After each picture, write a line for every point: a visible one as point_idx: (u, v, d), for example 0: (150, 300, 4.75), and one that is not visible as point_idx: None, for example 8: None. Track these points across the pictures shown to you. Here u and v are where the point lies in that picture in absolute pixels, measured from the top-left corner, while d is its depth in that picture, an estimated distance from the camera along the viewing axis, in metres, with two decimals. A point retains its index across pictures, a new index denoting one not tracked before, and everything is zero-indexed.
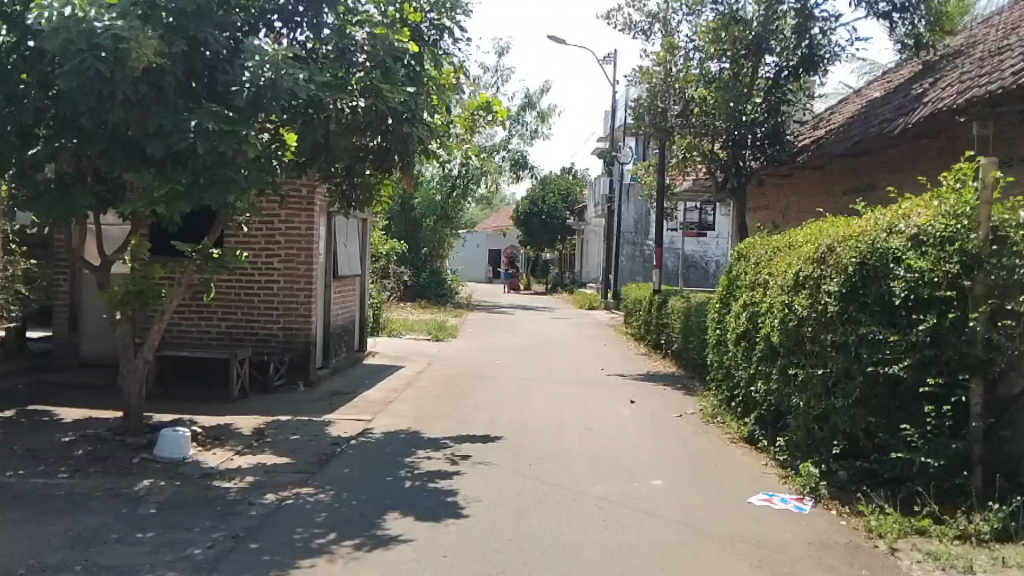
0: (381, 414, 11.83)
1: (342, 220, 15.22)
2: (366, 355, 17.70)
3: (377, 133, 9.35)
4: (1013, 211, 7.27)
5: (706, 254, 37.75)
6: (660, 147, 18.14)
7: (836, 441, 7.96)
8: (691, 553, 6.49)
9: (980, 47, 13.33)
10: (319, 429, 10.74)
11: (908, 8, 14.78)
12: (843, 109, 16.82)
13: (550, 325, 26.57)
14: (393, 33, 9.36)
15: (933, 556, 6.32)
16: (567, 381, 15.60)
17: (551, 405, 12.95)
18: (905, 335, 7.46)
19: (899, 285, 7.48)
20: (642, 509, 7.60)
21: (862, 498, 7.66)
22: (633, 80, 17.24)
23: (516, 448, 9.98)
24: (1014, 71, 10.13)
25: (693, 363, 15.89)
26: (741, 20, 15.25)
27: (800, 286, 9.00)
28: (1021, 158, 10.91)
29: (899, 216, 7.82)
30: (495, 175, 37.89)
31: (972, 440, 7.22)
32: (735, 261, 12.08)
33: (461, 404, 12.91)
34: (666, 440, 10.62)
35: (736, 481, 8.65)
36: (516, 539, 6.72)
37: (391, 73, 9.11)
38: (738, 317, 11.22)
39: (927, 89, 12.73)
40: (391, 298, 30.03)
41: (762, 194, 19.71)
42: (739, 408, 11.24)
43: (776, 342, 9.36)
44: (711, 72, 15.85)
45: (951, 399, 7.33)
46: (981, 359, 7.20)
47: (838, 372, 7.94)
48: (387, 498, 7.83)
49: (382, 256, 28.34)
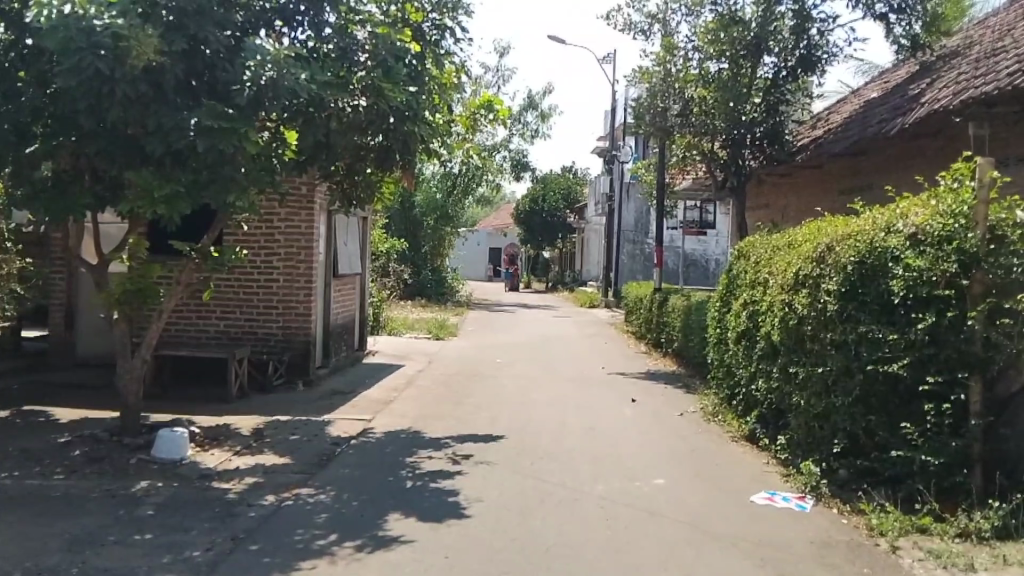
0: (381, 414, 11.85)
1: (342, 218, 15.22)
2: (366, 354, 17.72)
3: (378, 133, 9.36)
4: (1010, 210, 7.31)
5: (706, 253, 37.73)
6: (660, 147, 18.16)
7: (836, 440, 7.95)
8: (692, 552, 6.50)
9: (976, 48, 13.35)
10: (319, 429, 10.75)
11: (905, 9, 14.85)
12: (842, 109, 16.81)
13: (549, 324, 26.57)
14: (395, 33, 9.36)
15: (934, 555, 6.33)
16: (567, 380, 15.62)
17: (551, 404, 12.96)
18: (904, 335, 7.47)
19: (898, 284, 7.48)
20: (643, 508, 7.61)
21: (862, 496, 7.66)
22: (633, 80, 17.18)
23: (515, 448, 9.99)
24: (1010, 72, 10.14)
25: (693, 362, 15.90)
26: (740, 21, 15.27)
27: (800, 285, 9.00)
28: (1017, 158, 10.93)
29: (897, 216, 7.83)
30: (495, 175, 37.91)
31: (972, 438, 7.22)
32: (735, 261, 12.09)
33: (461, 404, 12.93)
34: (667, 439, 10.63)
35: (735, 479, 8.67)
36: (517, 539, 6.73)
37: (392, 72, 9.10)
38: (738, 316, 11.24)
39: (926, 89, 12.73)
40: (391, 298, 30.00)
41: (761, 193, 19.73)
42: (739, 406, 11.27)
43: (777, 341, 9.36)
44: (711, 72, 15.84)
45: (950, 397, 7.33)
46: (981, 358, 7.23)
47: (838, 370, 7.94)
48: (388, 498, 7.84)
49: (382, 256, 28.36)
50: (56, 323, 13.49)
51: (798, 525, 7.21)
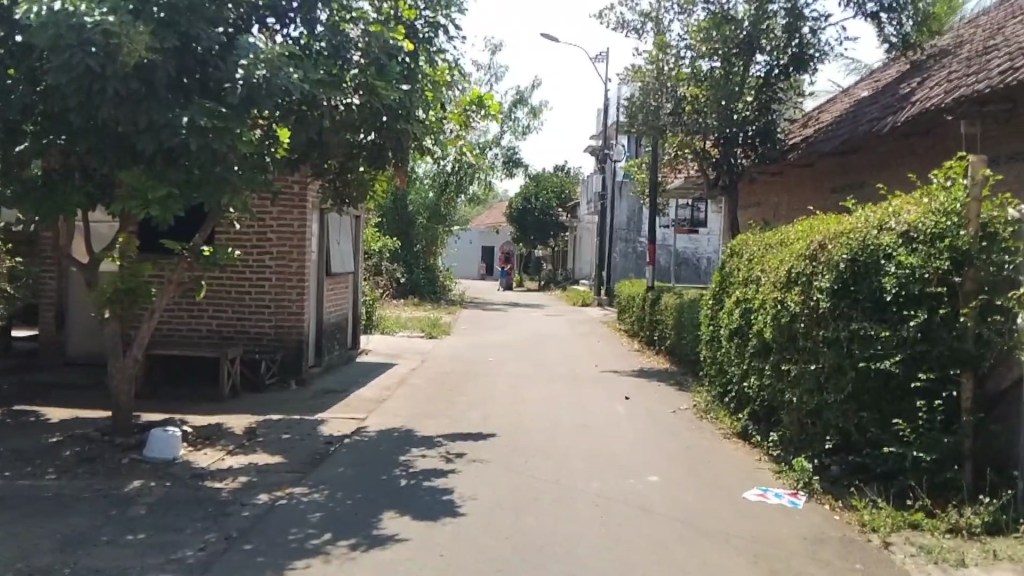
0: (374, 413, 11.84)
1: (335, 217, 15.19)
2: (359, 353, 17.70)
3: (371, 130, 9.36)
4: (1002, 208, 7.34)
5: (699, 251, 37.76)
6: (652, 145, 18.16)
7: (829, 436, 7.98)
8: (685, 550, 6.51)
9: (966, 47, 13.37)
10: (312, 428, 10.73)
11: (896, 8, 14.89)
12: (831, 109, 16.83)
13: (542, 323, 26.58)
14: (388, 31, 9.39)
15: (926, 550, 6.35)
16: (559, 378, 15.63)
17: (545, 402, 12.97)
18: (896, 332, 7.50)
19: (891, 282, 7.51)
20: (636, 505, 7.62)
21: (854, 492, 7.67)
22: (625, 79, 17.16)
23: (509, 446, 9.98)
24: (1001, 71, 10.16)
25: (686, 360, 15.93)
26: (733, 19, 15.27)
27: (792, 282, 9.01)
28: (1007, 156, 10.97)
29: (889, 214, 7.85)
30: (488, 174, 37.88)
31: (962, 435, 7.26)
32: (727, 259, 12.12)
33: (455, 402, 12.94)
34: (660, 436, 10.65)
35: (729, 476, 8.69)
36: (511, 537, 6.73)
37: (386, 70, 9.15)
38: (730, 314, 11.25)
39: (917, 88, 12.77)
40: (383, 297, 29.94)
41: (753, 192, 19.78)
42: (731, 404, 11.31)
43: (769, 338, 9.38)
44: (703, 71, 15.79)
45: (942, 394, 7.37)
46: (972, 355, 7.26)
47: (831, 367, 7.96)
48: (381, 497, 7.83)
49: (373, 255, 28.31)
50: (47, 323, 13.44)
51: (792, 521, 7.22)
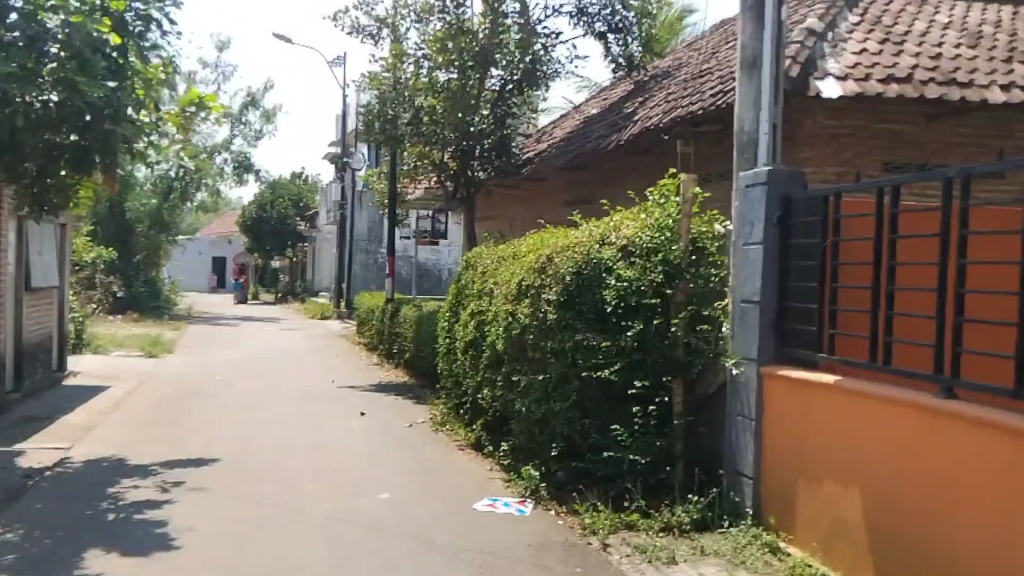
0: (83, 441, 10.66)
1: (36, 225, 13.62)
2: (68, 374, 16.02)
3: (74, 129, 8.41)
4: (710, 224, 7.82)
5: (435, 264, 38.01)
6: (391, 154, 17.98)
7: (555, 443, 8.11)
8: (415, 567, 6.26)
9: (685, 69, 14.34)
10: (6, 461, 9.44)
11: (623, 29, 15.75)
12: (564, 124, 17.47)
13: (278, 338, 25.54)
14: (92, 22, 8.44)
15: (640, 550, 6.54)
16: (295, 394, 14.96)
17: (279, 421, 12.32)
18: (615, 341, 7.74)
19: (610, 293, 7.74)
20: (368, 524, 7.30)
21: (577, 497, 7.83)
22: (362, 86, 16.85)
23: (237, 469, 9.31)
24: (713, 93, 10.93)
25: (427, 372, 15.82)
26: (468, 31, 15.55)
27: (522, 294, 9.11)
28: (719, 173, 11.81)
29: (610, 228, 8.08)
30: (214, 182, 36.01)
31: (674, 437, 7.62)
32: (463, 271, 12.13)
33: (179, 425, 11.96)
34: (396, 451, 10.41)
35: (460, 488, 8.61)
36: (231, 568, 6.17)
37: (89, 64, 8.30)
38: (465, 325, 11.23)
39: (640, 106, 13.52)
40: (98, 313, 27.50)
41: (490, 203, 20.13)
42: (468, 415, 11.29)
43: (500, 349, 9.43)
44: (439, 81, 15.83)
45: (655, 399, 7.72)
46: (683, 362, 7.62)
47: (557, 377, 8.09)
48: (85, 534, 6.96)
49: (86, 266, 25.94)
50: None
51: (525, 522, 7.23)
